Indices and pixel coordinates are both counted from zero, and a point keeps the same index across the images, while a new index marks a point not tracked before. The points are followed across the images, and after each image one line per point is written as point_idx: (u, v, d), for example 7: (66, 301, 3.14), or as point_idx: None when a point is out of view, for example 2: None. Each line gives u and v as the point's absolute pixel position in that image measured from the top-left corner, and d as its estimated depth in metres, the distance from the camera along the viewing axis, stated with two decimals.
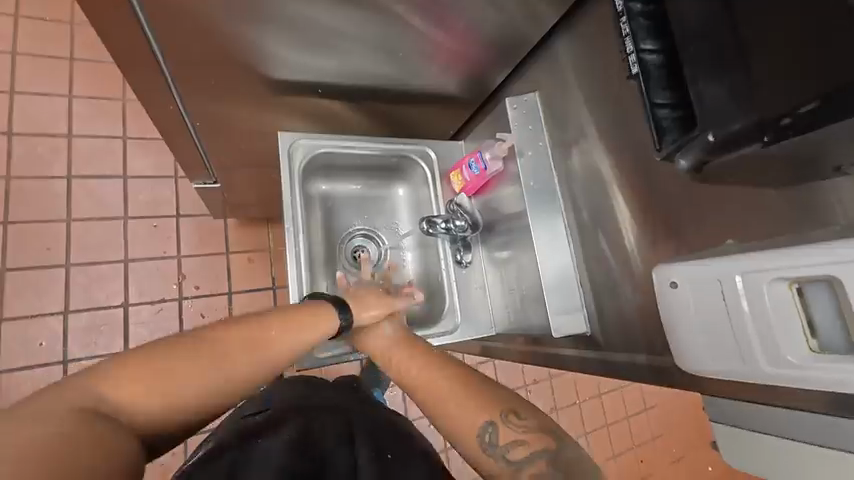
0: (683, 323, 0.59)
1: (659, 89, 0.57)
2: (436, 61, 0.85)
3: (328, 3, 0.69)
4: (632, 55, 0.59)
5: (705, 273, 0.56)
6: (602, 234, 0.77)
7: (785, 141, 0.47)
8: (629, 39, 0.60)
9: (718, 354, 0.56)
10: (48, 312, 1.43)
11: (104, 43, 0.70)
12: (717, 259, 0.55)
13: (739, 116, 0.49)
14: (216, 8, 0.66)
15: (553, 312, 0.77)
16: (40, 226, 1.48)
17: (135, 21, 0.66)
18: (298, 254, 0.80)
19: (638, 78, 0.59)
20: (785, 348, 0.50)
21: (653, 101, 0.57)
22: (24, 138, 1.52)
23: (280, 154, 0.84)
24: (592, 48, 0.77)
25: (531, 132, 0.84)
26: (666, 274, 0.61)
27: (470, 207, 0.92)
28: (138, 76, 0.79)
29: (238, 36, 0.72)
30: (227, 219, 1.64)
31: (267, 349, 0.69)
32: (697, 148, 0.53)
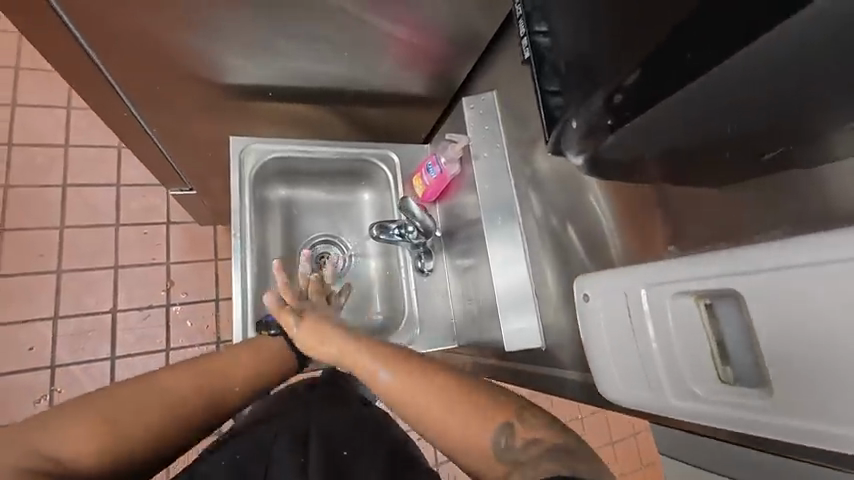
0: (598, 342, 0.58)
1: (550, 77, 0.53)
2: (392, 59, 0.82)
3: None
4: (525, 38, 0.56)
5: (615, 285, 0.55)
6: (574, 237, 0.72)
7: (628, 124, 0.46)
8: (523, 20, 0.55)
9: (629, 378, 0.55)
10: (38, 318, 1.46)
11: (38, 50, 0.70)
12: (630, 270, 0.53)
13: (589, 100, 0.48)
14: (144, 9, 0.65)
15: (506, 326, 0.74)
16: (34, 233, 1.52)
17: (62, 23, 0.66)
18: (243, 259, 0.81)
19: (531, 63, 0.56)
20: (692, 378, 0.48)
21: (545, 89, 0.54)
22: (23, 149, 1.57)
23: (231, 159, 0.83)
24: None
25: (488, 133, 0.81)
26: (582, 286, 0.60)
27: (421, 214, 0.85)
28: (87, 87, 0.79)
29: (175, 37, 0.71)
30: (216, 226, 1.65)
31: (217, 386, 0.70)
32: (573, 136, 0.52)
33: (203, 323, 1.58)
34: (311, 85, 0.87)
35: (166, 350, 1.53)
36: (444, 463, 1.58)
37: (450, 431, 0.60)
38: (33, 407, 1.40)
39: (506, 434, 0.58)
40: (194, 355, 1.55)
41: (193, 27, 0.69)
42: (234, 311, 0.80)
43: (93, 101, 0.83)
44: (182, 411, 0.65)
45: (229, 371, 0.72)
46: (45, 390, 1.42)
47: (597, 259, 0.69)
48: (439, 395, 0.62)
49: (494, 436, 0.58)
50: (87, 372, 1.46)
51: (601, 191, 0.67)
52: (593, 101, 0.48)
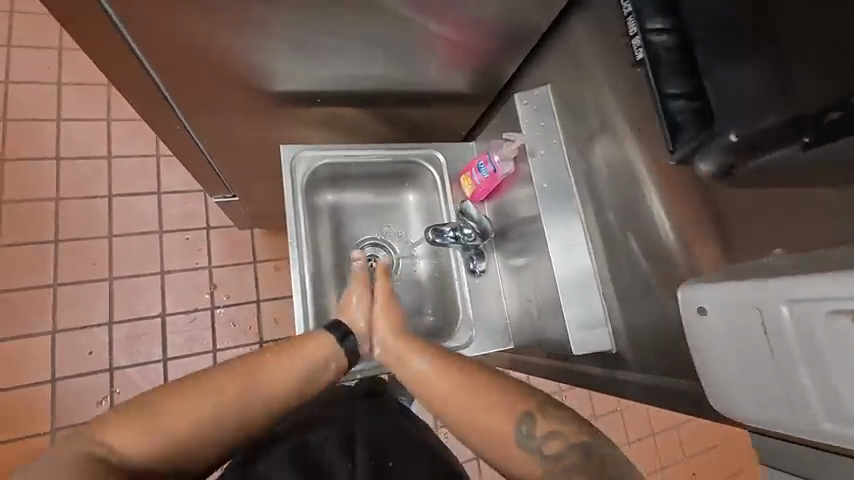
0: (717, 354, 0.55)
1: (673, 80, 0.58)
2: (439, 59, 0.81)
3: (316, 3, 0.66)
4: (638, 37, 0.62)
5: (743, 300, 0.50)
6: (634, 238, 0.70)
7: (826, 143, 0.49)
8: (635, 19, 0.62)
9: (761, 396, 0.51)
10: (94, 324, 1.53)
11: (93, 63, 0.70)
12: (750, 283, 0.50)
13: (768, 111, 0.51)
14: (199, 20, 0.65)
15: (573, 325, 0.72)
16: (86, 242, 1.59)
17: (119, 36, 0.66)
18: (300, 264, 0.82)
19: (647, 64, 0.61)
20: (851, 397, 0.43)
21: (664, 92, 0.59)
22: (70, 162, 1.63)
23: (283, 169, 0.84)
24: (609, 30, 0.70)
25: (544, 130, 0.78)
26: (693, 299, 0.56)
27: (477, 215, 0.87)
28: (144, 104, 0.80)
29: (229, 47, 0.71)
30: (253, 229, 1.68)
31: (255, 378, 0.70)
32: (717, 151, 0.57)
33: (247, 324, 1.62)
34: (359, 89, 0.86)
35: (213, 352, 1.58)
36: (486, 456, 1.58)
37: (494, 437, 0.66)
38: (95, 408, 1.48)
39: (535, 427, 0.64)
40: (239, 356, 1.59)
41: (248, 46, 0.71)
42: (297, 316, 0.81)
43: (149, 116, 0.85)
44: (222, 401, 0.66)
45: (267, 369, 0.71)
46: (106, 391, 1.50)
47: (662, 259, 0.67)
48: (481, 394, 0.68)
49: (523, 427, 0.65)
50: (143, 374, 1.53)
51: (659, 194, 0.67)
52: (768, 119, 0.51)
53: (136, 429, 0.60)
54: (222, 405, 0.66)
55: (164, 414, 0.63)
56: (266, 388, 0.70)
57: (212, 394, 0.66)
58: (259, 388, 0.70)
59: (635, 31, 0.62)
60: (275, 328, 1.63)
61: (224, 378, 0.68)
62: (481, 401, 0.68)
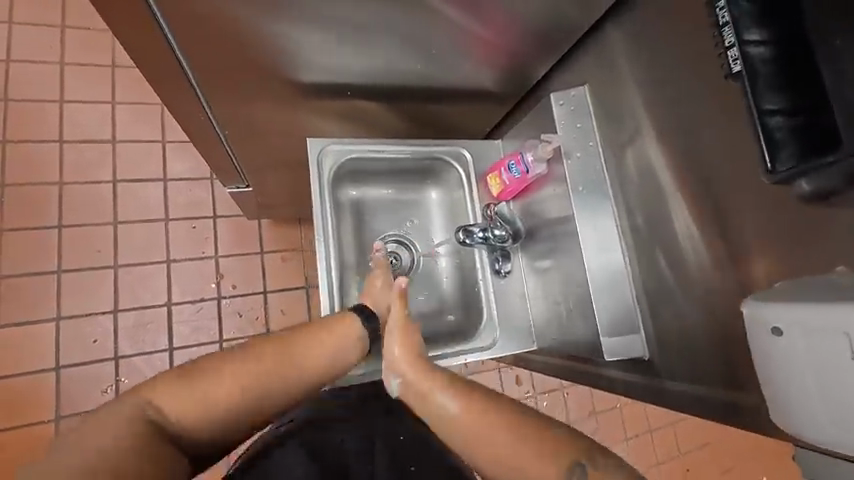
0: (792, 375, 0.52)
1: (772, 94, 0.52)
2: (472, 55, 0.79)
3: None
4: (732, 48, 0.53)
5: (823, 323, 0.48)
6: (660, 248, 0.72)
7: None
8: (729, 28, 0.53)
9: (839, 421, 0.49)
10: (99, 311, 1.51)
11: (116, 39, 0.65)
12: (837, 305, 0.48)
13: None
14: (232, 9, 0.63)
15: (603, 330, 0.74)
16: (90, 229, 1.56)
17: (151, 16, 0.61)
18: (326, 260, 0.81)
19: (742, 76, 0.53)
20: None
21: (762, 107, 0.52)
22: (73, 146, 1.59)
23: (310, 164, 0.83)
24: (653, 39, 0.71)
25: (579, 131, 0.79)
26: (767, 318, 0.54)
27: (510, 215, 0.89)
28: (164, 83, 0.75)
29: (260, 39, 0.69)
30: (261, 220, 1.66)
31: (294, 357, 0.70)
32: (830, 178, 0.53)
33: (254, 315, 1.60)
34: (387, 82, 0.84)
35: (219, 342, 1.57)
36: None
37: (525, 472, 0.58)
38: (99, 396, 1.47)
39: (581, 477, 0.54)
40: None
41: (281, 36, 0.69)
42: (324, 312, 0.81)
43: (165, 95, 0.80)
44: (256, 381, 0.66)
45: (303, 348, 0.72)
46: (111, 380, 1.48)
47: (687, 266, 0.69)
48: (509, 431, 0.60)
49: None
50: (148, 363, 1.51)
51: (686, 208, 0.68)
52: None
53: (172, 394, 0.61)
54: (257, 378, 0.66)
55: (205, 385, 0.63)
56: (300, 366, 0.70)
57: (245, 369, 0.66)
58: (295, 365, 0.70)
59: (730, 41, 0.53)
60: (282, 319, 1.62)
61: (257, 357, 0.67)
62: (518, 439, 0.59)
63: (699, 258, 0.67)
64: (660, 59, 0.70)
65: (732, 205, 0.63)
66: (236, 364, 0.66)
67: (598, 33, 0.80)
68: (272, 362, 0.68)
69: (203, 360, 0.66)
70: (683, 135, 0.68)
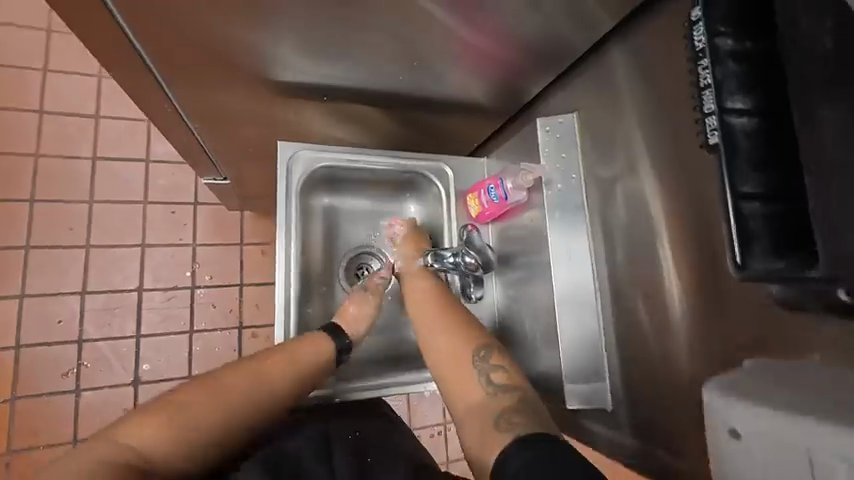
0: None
1: (748, 177, 0.48)
2: (463, 67, 0.75)
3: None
4: (711, 115, 0.49)
5: (785, 438, 0.45)
6: (643, 292, 0.69)
7: None
8: (711, 92, 0.48)
9: None
10: (67, 292, 1.46)
11: (69, 27, 0.59)
12: (795, 418, 0.45)
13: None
14: (201, 10, 0.58)
15: (567, 369, 0.75)
16: (65, 205, 1.50)
17: (108, 13, 0.57)
18: (287, 271, 0.78)
19: (719, 149, 0.48)
20: None
21: (741, 189, 0.47)
22: (54, 117, 1.53)
23: (279, 166, 0.80)
24: (651, 70, 0.68)
25: (564, 161, 0.79)
26: (724, 417, 0.52)
27: (482, 245, 0.84)
28: (120, 70, 0.70)
29: (233, 36, 0.64)
30: (244, 210, 1.61)
31: (267, 381, 0.71)
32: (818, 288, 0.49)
33: (227, 307, 1.56)
34: (371, 87, 0.80)
35: (190, 332, 1.53)
36: (457, 463, 1.58)
37: (463, 380, 0.71)
38: (60, 379, 1.43)
39: (484, 351, 0.73)
40: (217, 339, 1.54)
41: (257, 33, 0.64)
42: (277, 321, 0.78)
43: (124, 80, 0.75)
44: (231, 399, 0.67)
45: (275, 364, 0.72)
46: (73, 364, 1.44)
47: (668, 315, 0.66)
48: (456, 335, 0.76)
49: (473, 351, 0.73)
50: (114, 349, 1.47)
51: (673, 256, 0.65)
52: None
53: (148, 428, 0.60)
54: (233, 395, 0.67)
55: (183, 411, 0.63)
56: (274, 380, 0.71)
57: (219, 391, 0.67)
58: (268, 384, 0.71)
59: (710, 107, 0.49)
60: (257, 313, 1.58)
61: (237, 379, 0.69)
62: (460, 339, 0.75)
63: (678, 308, 0.65)
64: (655, 93, 0.67)
65: (715, 260, 0.60)
66: (211, 388, 0.67)
67: (598, 54, 0.76)
68: (247, 381, 0.69)
69: (178, 392, 0.66)
70: (675, 177, 0.64)
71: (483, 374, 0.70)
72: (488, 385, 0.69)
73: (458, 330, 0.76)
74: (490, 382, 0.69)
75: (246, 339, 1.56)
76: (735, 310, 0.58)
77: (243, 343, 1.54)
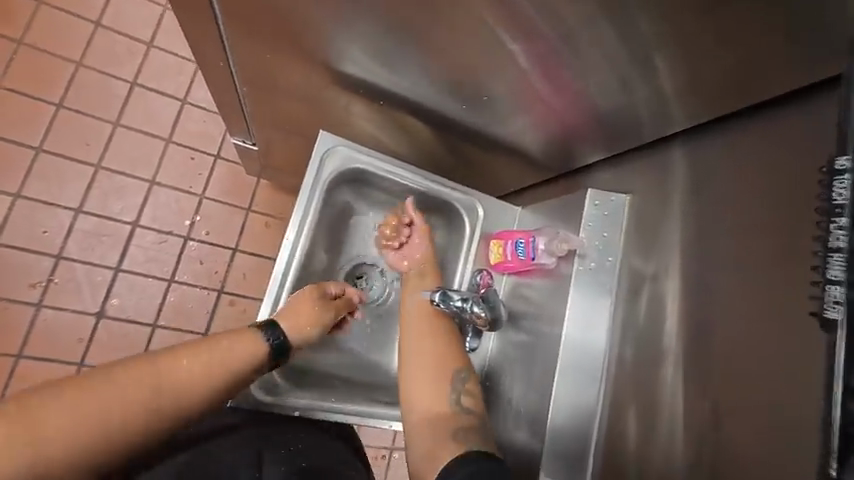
0: None
1: None
2: (528, 115, 0.74)
3: (433, 16, 0.59)
4: (830, 287, 0.50)
5: None
6: (638, 392, 0.68)
7: None
8: (837, 266, 0.50)
9: None
10: (62, 205, 1.42)
11: None
12: None
13: None
14: None
15: (547, 452, 0.71)
16: (88, 120, 1.47)
17: None
18: (290, 255, 0.81)
19: (834, 322, 0.49)
20: None
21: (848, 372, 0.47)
22: (107, 33, 1.52)
23: (314, 157, 0.82)
24: (712, 179, 0.67)
25: (604, 240, 0.75)
26: None
27: (496, 301, 0.82)
28: (191, 14, 0.68)
29: (317, 20, 0.64)
30: (261, 179, 1.58)
31: (128, 392, 0.66)
32: None
33: (214, 268, 1.51)
34: (432, 106, 0.79)
35: (169, 281, 1.48)
36: None
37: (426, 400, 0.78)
38: (25, 290, 1.37)
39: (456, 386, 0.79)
40: (194, 296, 1.49)
41: (342, 23, 0.63)
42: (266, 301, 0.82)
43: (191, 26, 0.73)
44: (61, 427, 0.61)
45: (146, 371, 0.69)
46: (43, 278, 1.39)
47: (663, 426, 0.65)
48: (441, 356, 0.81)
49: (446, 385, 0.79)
50: (88, 275, 1.42)
51: (678, 369, 0.64)
52: None
53: None
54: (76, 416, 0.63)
55: None
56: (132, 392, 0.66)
57: (33, 427, 0.60)
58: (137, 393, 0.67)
59: (832, 278, 0.50)
60: (240, 283, 1.53)
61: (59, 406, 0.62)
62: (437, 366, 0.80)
63: (672, 423, 0.64)
64: (710, 205, 0.66)
65: None
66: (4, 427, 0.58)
67: (659, 148, 0.74)
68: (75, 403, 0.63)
69: None
70: (701, 292, 0.65)
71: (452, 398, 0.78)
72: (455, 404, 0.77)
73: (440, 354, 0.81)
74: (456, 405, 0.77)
75: (222, 305, 1.50)
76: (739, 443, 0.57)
77: (218, 307, 1.49)
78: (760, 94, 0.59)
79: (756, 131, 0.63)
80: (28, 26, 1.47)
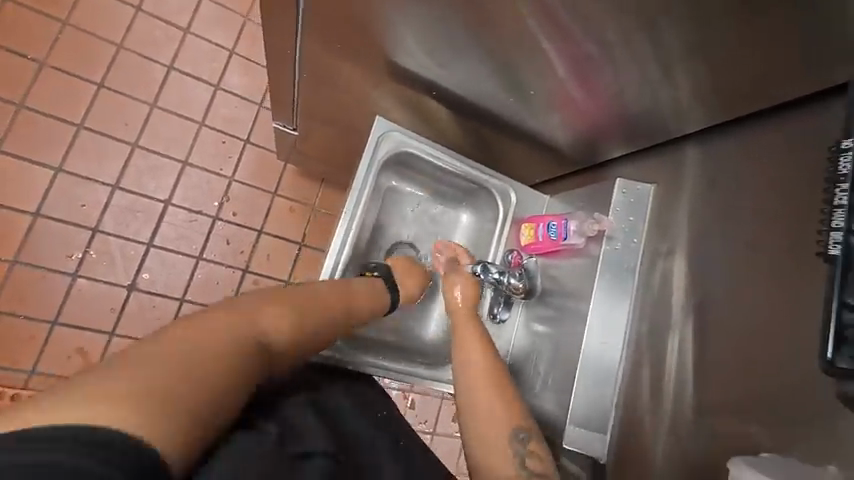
0: None
1: None
2: (560, 113, 0.82)
3: (487, 20, 0.66)
4: (835, 232, 0.57)
5: None
6: (649, 363, 0.77)
7: None
8: (842, 212, 0.57)
9: None
10: (99, 181, 1.49)
11: None
12: None
13: None
14: None
15: (573, 416, 0.80)
16: (127, 101, 1.54)
17: None
18: (345, 230, 0.89)
19: (835, 262, 0.56)
20: None
21: (843, 300, 0.56)
22: (147, 18, 1.58)
23: (369, 140, 0.90)
24: (724, 173, 0.75)
25: (630, 224, 0.84)
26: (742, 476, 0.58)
27: (534, 271, 0.96)
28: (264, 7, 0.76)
29: (382, 20, 0.71)
30: (288, 164, 1.64)
31: (326, 313, 0.79)
32: None
33: (241, 247, 1.58)
34: (472, 100, 0.86)
35: (197, 258, 1.54)
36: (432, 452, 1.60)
37: (495, 457, 0.71)
38: (62, 260, 1.44)
39: (523, 442, 0.72)
40: (220, 274, 1.55)
41: (404, 21, 0.71)
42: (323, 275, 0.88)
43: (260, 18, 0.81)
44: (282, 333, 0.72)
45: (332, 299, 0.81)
46: (80, 249, 1.45)
47: (669, 392, 0.73)
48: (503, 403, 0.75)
49: (512, 440, 0.72)
50: (121, 249, 1.48)
51: (691, 342, 0.73)
52: None
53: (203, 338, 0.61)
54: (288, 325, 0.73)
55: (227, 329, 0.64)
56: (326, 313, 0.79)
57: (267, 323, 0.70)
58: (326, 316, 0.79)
59: (839, 225, 0.57)
60: (264, 264, 1.60)
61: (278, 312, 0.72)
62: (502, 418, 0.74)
63: (681, 391, 0.72)
64: (723, 198, 0.74)
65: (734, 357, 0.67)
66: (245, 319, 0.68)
67: (676, 145, 0.82)
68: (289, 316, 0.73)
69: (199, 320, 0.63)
70: (710, 276, 0.73)
71: (519, 456, 0.71)
72: (522, 468, 0.69)
73: (500, 401, 0.75)
74: (525, 466, 0.70)
75: (246, 283, 1.57)
76: (739, 400, 0.66)
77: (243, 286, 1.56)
78: (768, 100, 0.66)
79: (763, 133, 0.71)
80: (72, 8, 1.53)
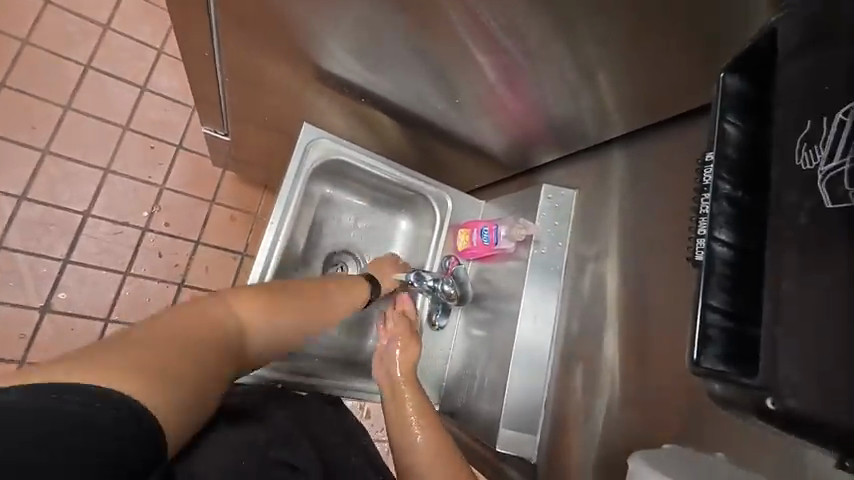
0: None
1: (718, 291, 0.48)
2: (491, 118, 0.84)
3: (407, 23, 0.66)
4: (700, 239, 0.50)
5: None
6: (582, 359, 0.80)
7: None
8: (704, 219, 0.50)
9: None
10: (3, 191, 1.33)
11: None
12: None
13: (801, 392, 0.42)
14: None
15: (505, 418, 0.81)
16: (35, 102, 1.39)
17: None
18: (273, 240, 0.85)
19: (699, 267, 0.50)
20: None
21: (707, 301, 0.48)
22: (59, 13, 1.45)
23: (298, 146, 0.88)
24: (641, 176, 0.79)
25: (556, 228, 0.88)
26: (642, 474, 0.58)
27: (465, 279, 0.97)
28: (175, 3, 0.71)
29: (303, 22, 0.69)
30: (226, 171, 1.56)
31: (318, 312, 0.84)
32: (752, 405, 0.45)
33: (175, 260, 1.47)
34: (405, 105, 0.86)
35: (124, 274, 1.41)
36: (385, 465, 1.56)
37: None
38: None
39: None
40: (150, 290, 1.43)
41: (325, 23, 0.69)
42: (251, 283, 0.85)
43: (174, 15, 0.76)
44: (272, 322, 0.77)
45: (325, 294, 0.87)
46: None
47: (600, 387, 0.76)
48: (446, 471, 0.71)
49: None
50: (32, 266, 1.33)
51: (616, 337, 0.76)
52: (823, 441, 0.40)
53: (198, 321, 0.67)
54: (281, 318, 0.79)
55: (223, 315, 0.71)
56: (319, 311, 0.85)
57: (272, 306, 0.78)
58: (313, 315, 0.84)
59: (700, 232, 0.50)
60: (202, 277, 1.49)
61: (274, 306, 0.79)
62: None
63: (611, 385, 0.75)
64: (642, 199, 0.79)
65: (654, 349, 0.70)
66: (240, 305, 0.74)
67: (601, 151, 0.86)
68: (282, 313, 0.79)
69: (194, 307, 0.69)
70: (631, 273, 0.77)
71: None
72: None
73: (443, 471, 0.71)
74: None
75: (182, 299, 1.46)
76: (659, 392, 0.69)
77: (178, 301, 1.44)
78: (679, 111, 0.71)
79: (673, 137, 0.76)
80: None
